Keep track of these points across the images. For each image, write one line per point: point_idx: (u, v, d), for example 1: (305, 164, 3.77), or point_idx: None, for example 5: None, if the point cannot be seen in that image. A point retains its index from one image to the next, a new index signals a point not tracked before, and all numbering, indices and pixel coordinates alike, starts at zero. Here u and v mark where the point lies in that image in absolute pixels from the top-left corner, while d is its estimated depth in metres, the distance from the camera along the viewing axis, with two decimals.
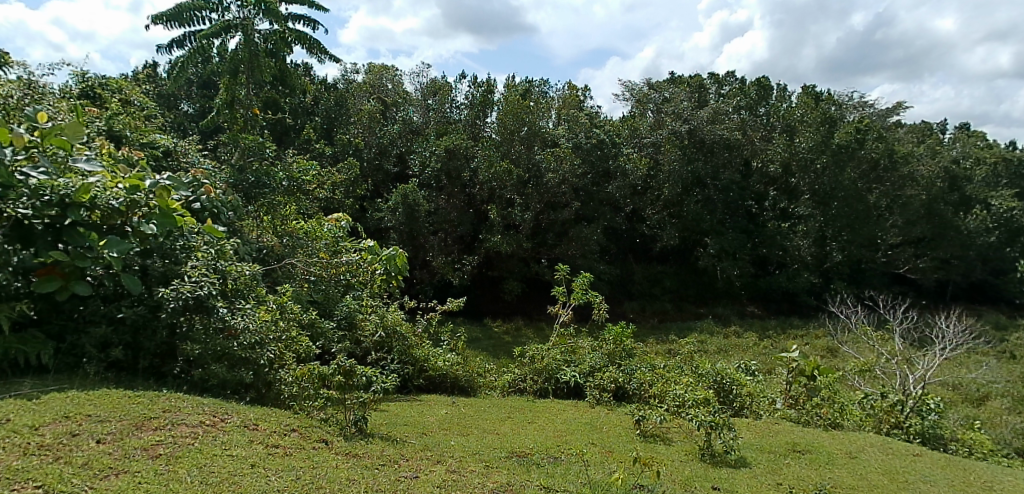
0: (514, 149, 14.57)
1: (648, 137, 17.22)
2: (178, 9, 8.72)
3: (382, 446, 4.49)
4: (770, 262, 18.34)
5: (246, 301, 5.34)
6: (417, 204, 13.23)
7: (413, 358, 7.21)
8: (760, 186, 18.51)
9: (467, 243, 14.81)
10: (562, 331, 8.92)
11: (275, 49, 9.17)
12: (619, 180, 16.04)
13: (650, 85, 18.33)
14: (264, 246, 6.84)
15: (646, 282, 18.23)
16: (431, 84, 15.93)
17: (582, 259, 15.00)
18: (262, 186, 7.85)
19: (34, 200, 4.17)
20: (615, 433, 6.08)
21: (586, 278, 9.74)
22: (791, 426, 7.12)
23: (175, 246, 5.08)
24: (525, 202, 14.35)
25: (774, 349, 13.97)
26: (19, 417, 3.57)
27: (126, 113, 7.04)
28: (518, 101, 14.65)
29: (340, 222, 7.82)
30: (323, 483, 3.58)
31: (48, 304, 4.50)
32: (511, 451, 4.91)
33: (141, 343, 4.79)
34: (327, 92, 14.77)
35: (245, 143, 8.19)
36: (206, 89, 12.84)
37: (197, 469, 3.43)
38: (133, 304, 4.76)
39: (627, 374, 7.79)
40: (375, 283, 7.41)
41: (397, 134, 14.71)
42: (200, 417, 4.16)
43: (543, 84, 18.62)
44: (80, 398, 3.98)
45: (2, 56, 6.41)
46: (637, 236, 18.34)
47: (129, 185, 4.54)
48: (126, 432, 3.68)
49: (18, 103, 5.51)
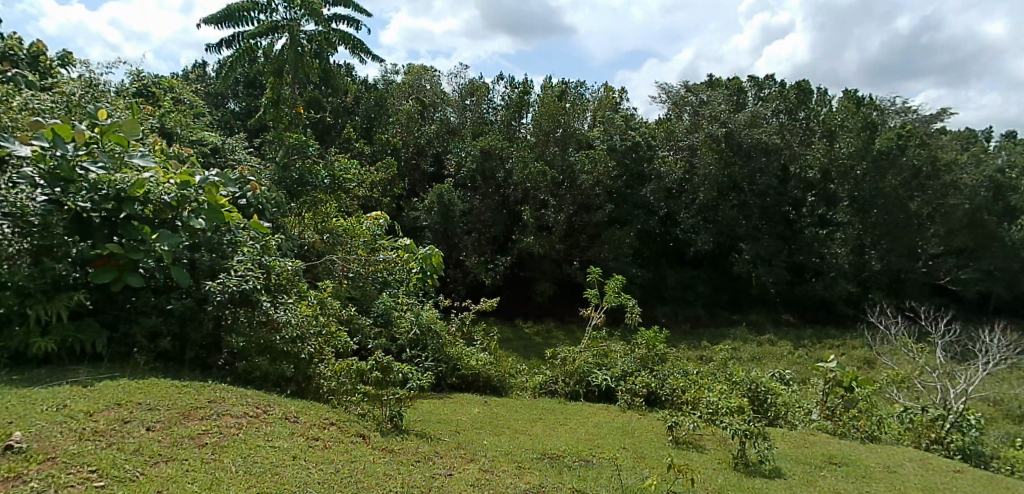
0: (548, 151, 14.58)
1: (683, 140, 16.94)
2: (228, 11, 8.94)
3: (418, 442, 4.53)
4: (807, 269, 18.03)
5: (288, 296, 5.48)
6: (452, 204, 13.35)
7: (447, 356, 7.21)
8: (799, 191, 18.18)
9: (501, 244, 14.86)
10: (594, 335, 8.91)
11: (319, 49, 9.33)
12: (653, 183, 16.22)
13: (687, 87, 18.07)
14: (306, 242, 7.18)
15: (679, 287, 17.90)
16: (469, 84, 16.03)
17: (615, 262, 14.92)
18: (305, 184, 8.07)
19: (93, 193, 4.37)
20: (648, 439, 6.03)
21: (620, 281, 9.61)
22: (828, 438, 6.98)
23: (222, 240, 5.23)
24: (559, 203, 14.37)
25: (809, 359, 13.67)
26: (75, 403, 3.72)
27: (177, 112, 7.25)
28: (555, 101, 14.67)
29: (379, 221, 7.95)
30: (362, 477, 3.65)
31: (104, 294, 4.66)
32: (543, 453, 4.91)
33: (188, 334, 4.91)
34: (368, 92, 14.89)
35: (289, 141, 8.35)
36: (252, 88, 13.06)
37: (241, 459, 3.52)
38: (182, 297, 4.88)
39: (659, 379, 7.74)
40: (410, 281, 7.44)
41: (434, 135, 14.92)
42: (244, 408, 4.27)
43: (580, 86, 18.58)
44: (131, 387, 4.12)
45: (65, 56, 6.73)
46: (672, 240, 18.06)
47: (180, 181, 4.71)
48: (174, 420, 3.80)
49: (78, 100, 5.77)
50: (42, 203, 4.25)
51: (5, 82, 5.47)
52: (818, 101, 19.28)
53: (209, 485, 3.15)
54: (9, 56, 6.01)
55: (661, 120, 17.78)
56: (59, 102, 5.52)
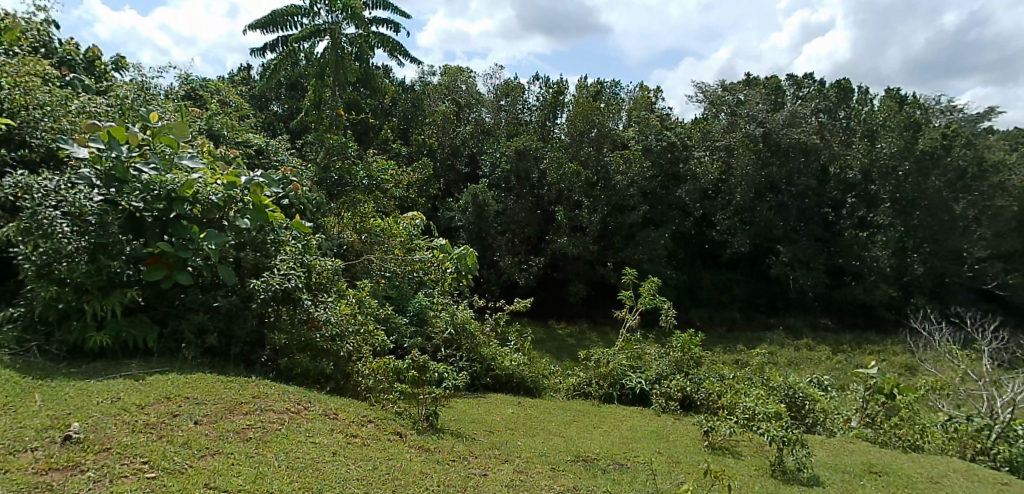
0: (583, 150, 14.52)
1: (720, 140, 16.55)
2: (272, 15, 9.15)
3: (453, 442, 4.56)
4: (846, 272, 17.64)
5: (328, 295, 5.61)
6: (486, 204, 13.43)
7: (481, 356, 7.23)
8: (839, 193, 17.77)
9: (534, 244, 14.85)
10: (628, 337, 8.86)
11: (359, 52, 9.49)
12: (689, 184, 16.04)
13: (724, 86, 17.81)
14: (345, 242, 7.28)
15: (715, 289, 17.66)
16: (504, 85, 16.09)
17: (649, 263, 14.78)
18: (343, 185, 8.30)
19: (146, 193, 4.54)
20: (683, 444, 5.97)
21: (655, 283, 9.50)
22: (868, 447, 6.80)
23: (266, 239, 5.34)
24: (592, 204, 14.26)
25: (848, 365, 13.32)
26: (128, 396, 3.86)
27: (223, 114, 7.46)
28: (589, 101, 14.60)
29: (415, 221, 8.07)
30: (399, 475, 3.70)
31: (155, 292, 4.83)
32: (577, 455, 4.90)
33: (234, 331, 5.05)
34: (405, 93, 15.02)
35: (329, 142, 8.52)
36: (293, 91, 13.32)
37: (283, 454, 3.60)
38: (228, 294, 5.03)
39: (695, 384, 7.63)
40: (445, 281, 7.49)
41: (468, 136, 15.03)
42: (287, 403, 4.37)
43: (614, 85, 18.45)
44: (180, 382, 4.25)
45: (118, 60, 6.99)
46: (707, 242, 17.79)
47: (227, 181, 4.90)
48: (220, 415, 3.91)
49: (132, 104, 6.00)
50: (98, 202, 4.37)
51: (65, 87, 5.74)
52: (859, 100, 18.84)
53: (254, 479, 3.24)
54: (67, 61, 6.29)
55: (697, 120, 17.55)
56: (114, 105, 5.76)
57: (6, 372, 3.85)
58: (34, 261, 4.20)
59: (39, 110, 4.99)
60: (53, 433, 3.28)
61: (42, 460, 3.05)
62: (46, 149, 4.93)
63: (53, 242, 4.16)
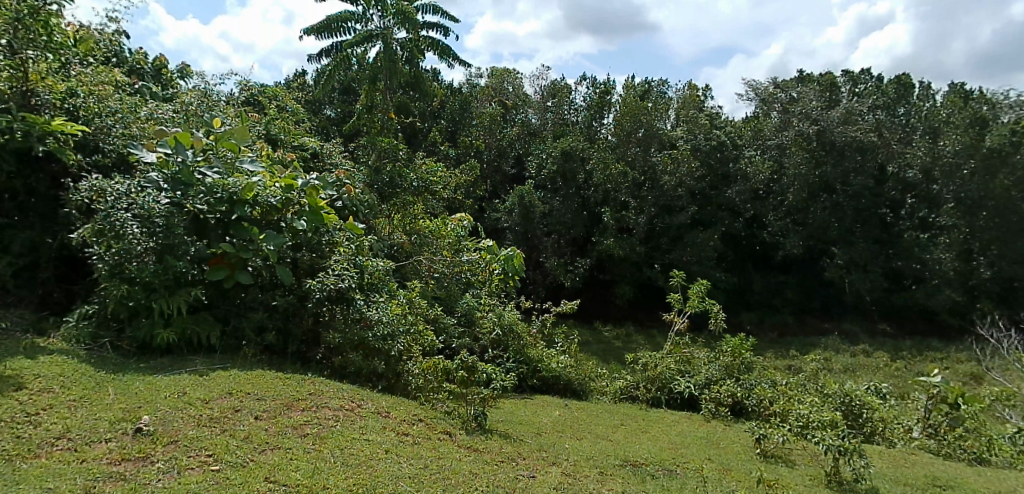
0: (630, 151, 14.38)
1: (772, 139, 16.12)
2: (327, 21, 9.38)
3: (502, 442, 4.59)
4: (906, 276, 16.94)
5: (380, 295, 5.69)
6: (533, 205, 13.45)
7: (528, 358, 7.22)
8: (897, 192, 17.09)
9: (581, 245, 14.76)
10: (677, 341, 8.71)
11: (410, 56, 9.68)
12: (739, 184, 15.67)
13: (776, 83, 17.15)
14: (396, 242, 7.40)
15: (766, 292, 17.22)
16: (550, 86, 16.09)
17: (698, 265, 14.51)
18: (395, 187, 8.47)
19: (209, 196, 4.72)
20: (734, 451, 5.84)
21: (704, 286, 9.30)
22: (932, 459, 6.50)
23: (321, 240, 5.49)
24: (639, 205, 14.13)
25: (908, 372, 12.75)
26: (193, 391, 4.02)
27: (281, 119, 7.70)
28: (637, 101, 14.43)
29: (462, 222, 8.17)
30: (449, 474, 3.74)
31: (218, 291, 5.02)
32: (624, 460, 4.85)
33: (291, 329, 5.21)
34: (453, 95, 15.17)
35: (381, 145, 8.70)
36: (346, 95, 13.62)
37: (339, 450, 3.69)
38: (285, 294, 5.23)
39: (746, 389, 7.45)
40: (493, 281, 7.65)
41: (515, 137, 15.09)
42: (342, 401, 4.48)
43: (662, 85, 18.21)
44: (241, 378, 4.40)
45: (183, 68, 7.30)
46: (758, 244, 17.33)
47: (285, 185, 5.10)
48: (279, 411, 4.03)
49: (196, 110, 6.27)
50: (165, 205, 4.56)
51: (134, 95, 6.05)
52: (920, 96, 18.03)
53: (311, 474, 3.32)
54: (137, 70, 6.67)
55: (748, 118, 17.13)
56: (180, 111, 6.03)
57: (82, 366, 4.06)
58: (107, 261, 4.42)
59: (111, 118, 5.26)
60: (125, 425, 3.44)
61: (116, 450, 3.20)
62: (117, 155, 5.18)
63: (124, 243, 4.36)
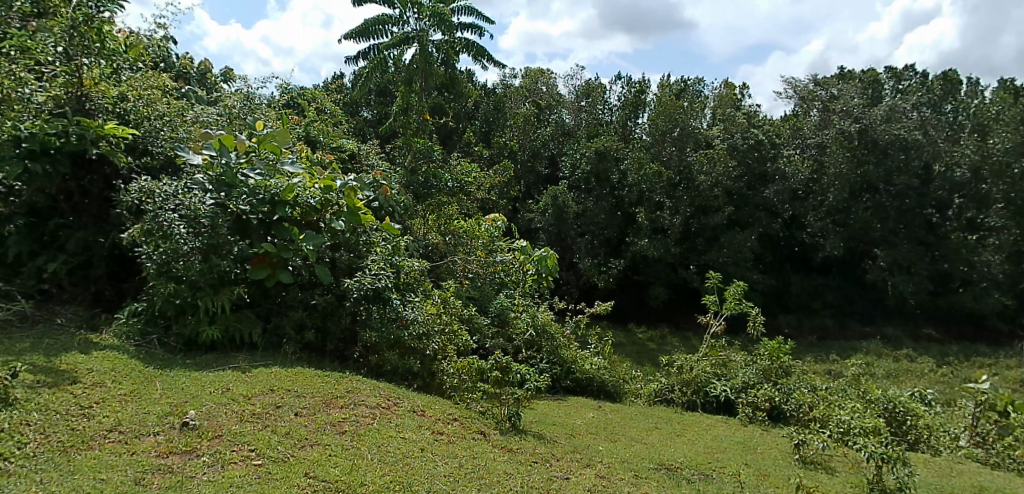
0: (664, 151, 14.23)
1: (812, 137, 15.75)
2: (365, 24, 9.53)
3: (535, 443, 4.59)
4: (952, 278, 16.37)
5: (415, 295, 5.75)
6: (566, 206, 13.43)
7: (561, 359, 7.21)
8: (944, 192, 16.21)
9: (614, 246, 14.66)
10: (713, 343, 8.58)
11: (445, 58, 9.79)
12: (778, 184, 15.35)
13: (816, 81, 16.81)
14: (430, 243, 7.41)
15: (805, 295, 16.84)
16: (584, 85, 16.02)
17: (734, 267, 14.28)
18: (430, 187, 8.53)
19: (252, 197, 4.84)
20: (771, 457, 5.74)
21: (741, 287, 9.12)
22: (979, 468, 6.27)
23: (359, 240, 5.59)
24: (674, 205, 13.97)
25: (955, 378, 12.31)
26: (236, 387, 4.13)
27: (320, 121, 7.86)
28: (672, 100, 14.27)
29: (496, 222, 8.22)
30: (484, 473, 3.76)
31: (260, 289, 5.14)
32: (659, 463, 4.81)
33: (330, 328, 5.31)
34: (487, 96, 15.24)
35: (416, 146, 8.80)
36: (382, 97, 13.79)
37: (376, 448, 3.75)
38: (324, 293, 5.35)
39: (784, 394, 7.30)
40: (527, 281, 7.67)
41: (549, 137, 15.07)
42: (378, 399, 4.54)
43: (698, 83, 17.97)
44: (282, 375, 4.49)
45: (227, 72, 7.50)
46: (797, 245, 16.96)
47: (324, 186, 5.17)
48: (318, 407, 4.11)
49: (239, 113, 6.45)
50: (210, 206, 4.70)
51: (181, 99, 6.26)
52: (968, 92, 17.45)
53: (349, 470, 3.38)
54: (183, 74, 6.93)
55: (787, 117, 16.79)
56: (224, 114, 6.22)
57: (132, 361, 4.21)
58: (155, 260, 4.57)
59: (160, 121, 5.46)
60: (172, 419, 3.55)
61: (164, 444, 3.31)
62: (165, 157, 5.35)
63: (171, 243, 4.50)
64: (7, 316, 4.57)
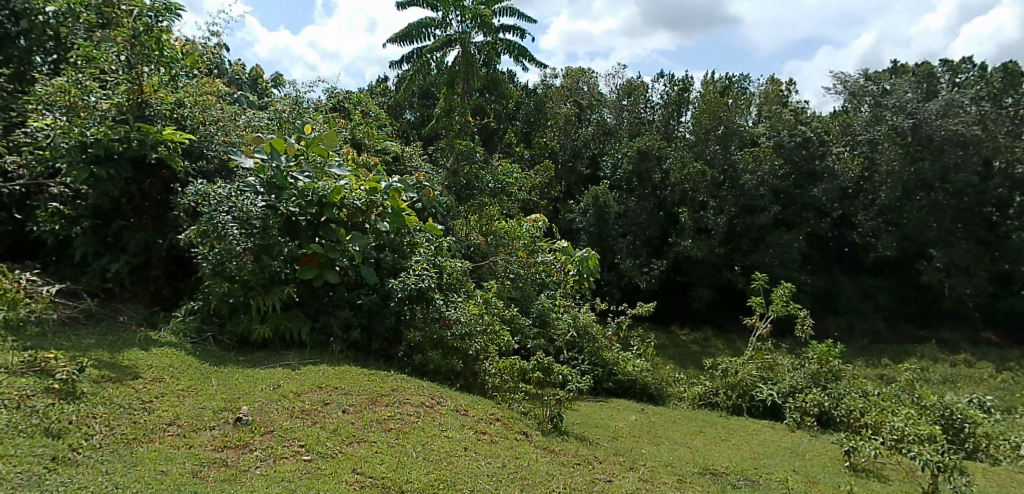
0: (709, 149, 13.95)
1: (862, 134, 15.26)
2: (409, 28, 9.66)
3: (578, 445, 4.58)
4: (1014, 280, 15.62)
5: (458, 295, 5.82)
6: (607, 206, 13.33)
7: (603, 360, 7.16)
8: (1004, 190, 15.53)
9: (656, 247, 14.47)
10: (759, 346, 8.40)
11: (487, 59, 9.85)
12: (826, 182, 14.91)
13: (867, 75, 16.27)
14: (472, 243, 7.47)
15: (855, 297, 16.30)
16: (626, 84, 15.86)
17: (781, 268, 13.93)
18: (471, 188, 8.60)
19: (301, 199, 4.99)
20: (821, 463, 5.58)
21: (789, 289, 8.89)
22: None
23: (403, 241, 5.69)
24: (719, 205, 13.68)
25: (1017, 385, 11.73)
26: (287, 384, 4.25)
27: (365, 124, 8.01)
28: (716, 98, 14.01)
29: (538, 222, 8.21)
30: (527, 474, 3.77)
31: (309, 289, 5.33)
32: (704, 468, 4.73)
33: (375, 327, 5.38)
34: (529, 97, 15.24)
35: (458, 148, 8.88)
36: (425, 99, 13.94)
37: (420, 446, 3.80)
38: (369, 293, 5.44)
39: (834, 399, 7.08)
40: (568, 282, 7.66)
41: (590, 137, 14.98)
42: (422, 398, 4.60)
43: (743, 80, 17.60)
44: (329, 373, 4.60)
45: (277, 77, 7.72)
46: (847, 245, 16.43)
47: (369, 188, 5.29)
48: (364, 405, 4.19)
49: (289, 117, 6.64)
50: (262, 208, 4.85)
51: (234, 104, 6.49)
52: None
53: (395, 467, 3.44)
54: (236, 80, 7.19)
55: (836, 113, 16.30)
56: (274, 119, 6.44)
57: (189, 358, 4.37)
58: (210, 260, 4.73)
59: (215, 126, 5.72)
60: (227, 414, 3.68)
61: (219, 438, 3.43)
62: (220, 161, 5.62)
63: (225, 244, 4.64)
64: (74, 314, 4.81)
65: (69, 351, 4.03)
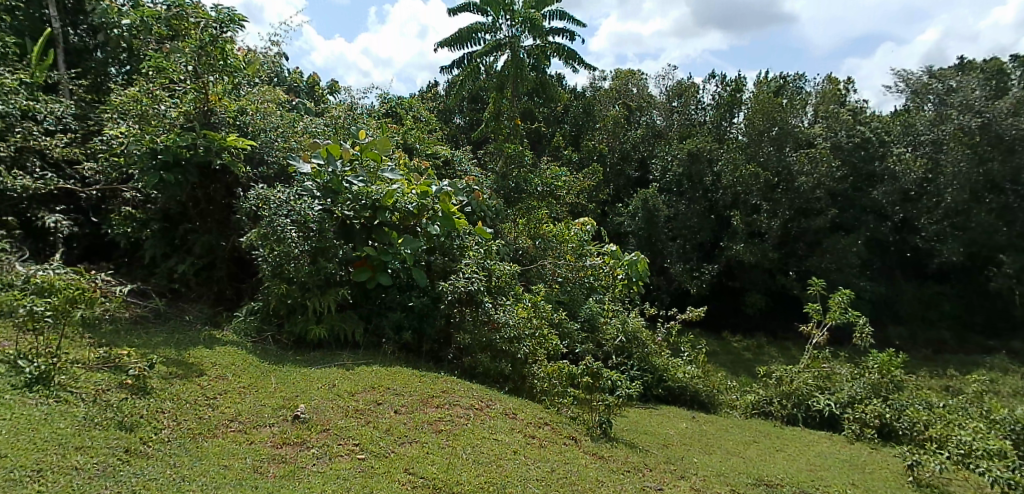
0: (762, 151, 13.58)
1: (926, 134, 14.58)
2: (459, 33, 9.78)
3: (628, 452, 4.52)
4: None
5: (506, 299, 5.76)
6: (657, 209, 13.17)
7: (653, 366, 7.08)
8: None
9: (707, 251, 14.20)
10: (815, 355, 8.13)
11: (536, 62, 9.89)
12: (887, 184, 14.38)
13: (932, 73, 15.58)
14: (520, 246, 7.49)
15: (918, 304, 15.61)
16: (676, 85, 15.62)
17: (839, 273, 13.41)
18: (520, 192, 8.65)
19: (355, 203, 5.15)
20: (881, 477, 5.33)
21: (847, 295, 8.59)
22: None
23: (452, 244, 5.72)
24: (773, 208, 13.31)
25: None
26: (341, 383, 4.35)
27: (417, 128, 8.15)
28: (770, 98, 13.64)
29: (586, 226, 8.18)
30: (576, 480, 3.75)
31: (361, 291, 5.40)
32: (758, 479, 4.62)
33: (425, 329, 5.48)
34: (577, 100, 15.21)
35: (507, 151, 8.94)
36: (474, 104, 14.08)
37: (471, 448, 3.83)
38: (420, 295, 5.49)
39: (896, 411, 6.78)
40: (616, 287, 7.60)
41: (639, 139, 14.82)
42: (472, 400, 4.64)
43: (799, 79, 17.09)
44: (382, 374, 4.69)
45: (333, 84, 7.94)
46: (909, 250, 15.71)
47: (420, 192, 5.35)
48: (416, 406, 4.25)
49: (344, 123, 6.82)
50: (319, 211, 5.01)
51: (292, 111, 6.71)
52: None
53: (446, 469, 3.48)
54: (294, 88, 7.44)
55: (898, 112, 15.66)
56: (330, 125, 6.64)
57: (249, 357, 4.53)
58: (270, 262, 4.91)
59: (274, 133, 5.89)
60: (286, 412, 3.80)
61: (278, 435, 3.54)
62: (279, 166, 5.80)
63: (284, 246, 4.82)
64: (145, 313, 5.06)
65: (140, 348, 4.24)
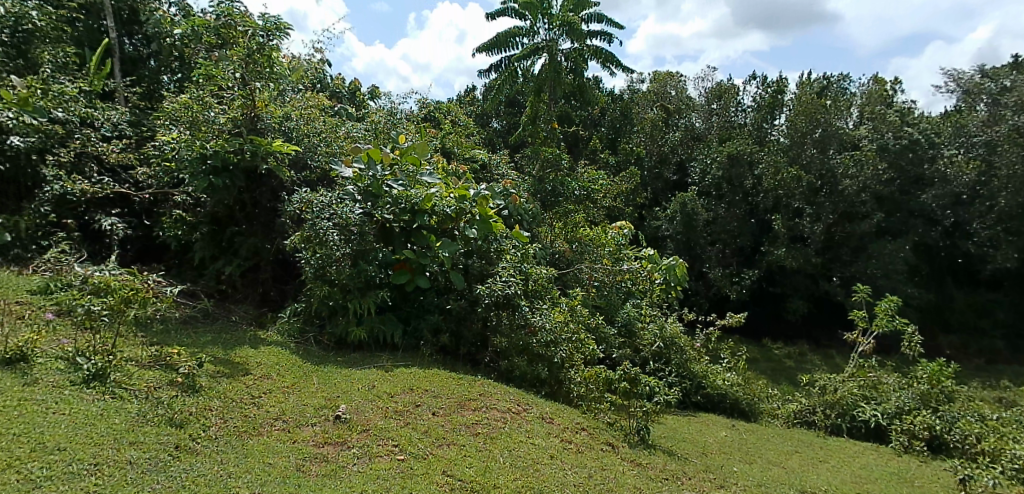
0: (805, 153, 13.26)
1: (980, 135, 13.91)
2: (497, 38, 9.83)
3: (666, 459, 4.46)
4: None
5: (543, 302, 5.74)
6: (695, 213, 12.99)
7: (691, 373, 6.98)
8: None
9: (747, 256, 13.93)
10: (861, 363, 7.89)
11: (574, 66, 9.88)
12: (937, 188, 13.91)
13: (986, 71, 14.99)
14: (557, 250, 7.46)
15: (970, 312, 15.02)
16: (716, 87, 15.39)
17: (886, 279, 12.98)
18: (557, 195, 8.57)
19: (395, 206, 5.23)
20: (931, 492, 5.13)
21: (895, 302, 8.31)
22: None
23: (490, 247, 5.77)
24: (816, 212, 12.95)
25: None
26: (381, 384, 4.41)
27: (455, 132, 8.21)
28: (814, 99, 13.32)
29: (623, 230, 8.11)
30: (614, 486, 3.72)
31: (401, 294, 5.49)
32: (801, 490, 4.51)
33: (462, 332, 5.51)
34: (614, 102, 15.12)
35: (544, 155, 8.95)
36: (511, 107, 14.13)
37: (508, 452, 3.84)
38: (457, 298, 5.55)
39: (947, 423, 6.53)
40: (654, 291, 7.52)
41: (678, 142, 14.64)
42: (509, 404, 4.65)
43: (844, 79, 16.66)
44: (420, 376, 4.73)
45: (373, 90, 8.08)
46: (961, 256, 15.11)
47: (458, 195, 5.42)
48: (454, 409, 4.28)
49: (384, 127, 6.92)
50: (359, 214, 5.09)
51: (334, 116, 6.84)
52: None
53: (483, 472, 3.49)
54: (336, 93, 7.58)
55: (949, 113, 15.11)
56: (370, 129, 6.73)
57: (292, 357, 4.63)
58: (312, 264, 5.00)
59: (317, 138, 5.99)
60: (327, 411, 3.87)
61: (320, 434, 3.61)
62: (322, 170, 5.91)
63: (326, 249, 4.92)
64: (194, 313, 5.22)
65: (189, 347, 4.37)
